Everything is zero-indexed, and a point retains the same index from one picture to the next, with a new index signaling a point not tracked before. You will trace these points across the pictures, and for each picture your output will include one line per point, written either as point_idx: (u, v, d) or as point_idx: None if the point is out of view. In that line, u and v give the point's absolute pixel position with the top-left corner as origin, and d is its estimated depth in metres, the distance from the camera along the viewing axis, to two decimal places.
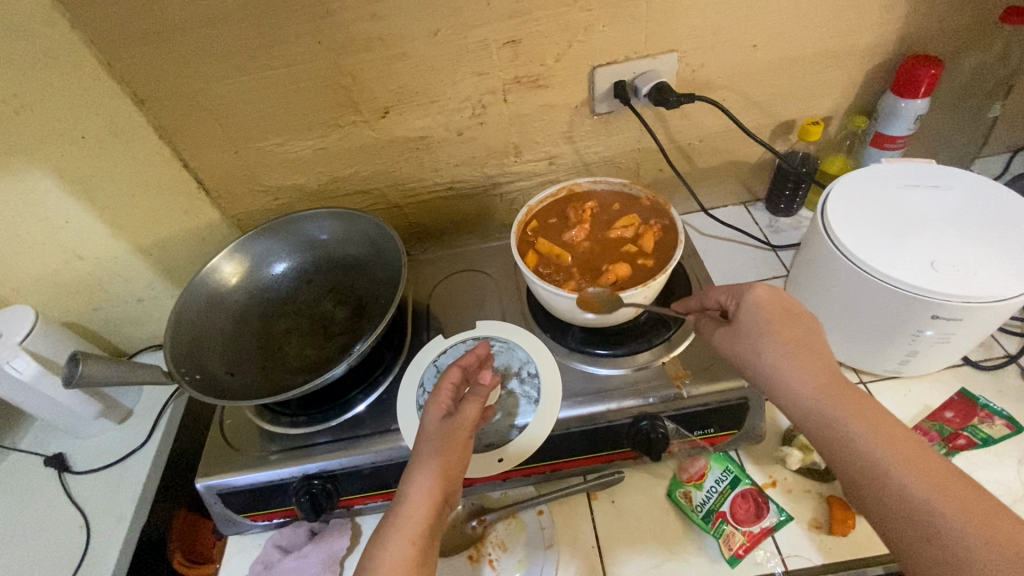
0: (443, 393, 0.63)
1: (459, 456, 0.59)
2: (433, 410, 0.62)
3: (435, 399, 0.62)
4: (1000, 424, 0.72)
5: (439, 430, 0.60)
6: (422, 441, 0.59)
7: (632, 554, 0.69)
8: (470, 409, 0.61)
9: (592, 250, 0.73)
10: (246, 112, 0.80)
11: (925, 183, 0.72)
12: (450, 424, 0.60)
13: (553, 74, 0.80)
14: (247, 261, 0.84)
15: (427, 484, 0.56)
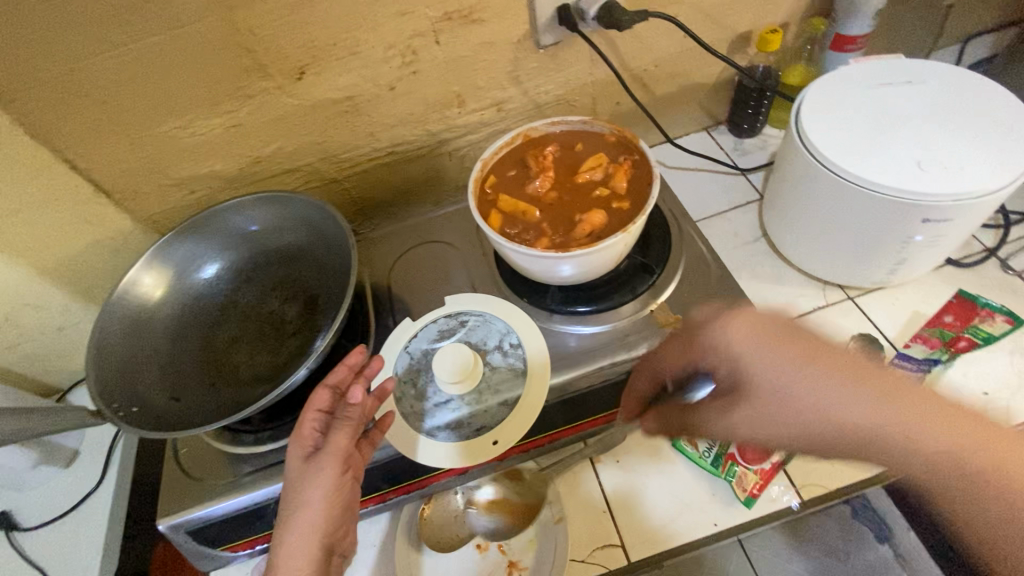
0: (303, 428, 0.56)
1: (333, 494, 0.54)
2: (296, 450, 0.56)
3: (296, 438, 0.56)
4: (1000, 321, 0.69)
5: (304, 473, 0.54)
6: (288, 489, 0.54)
7: (647, 511, 0.66)
8: (337, 440, 0.55)
9: (561, 200, 0.65)
10: (131, 93, 0.67)
11: (897, 80, 0.68)
12: (314, 463, 0.54)
13: (486, 5, 0.70)
14: (170, 269, 0.73)
15: (300, 539, 0.52)
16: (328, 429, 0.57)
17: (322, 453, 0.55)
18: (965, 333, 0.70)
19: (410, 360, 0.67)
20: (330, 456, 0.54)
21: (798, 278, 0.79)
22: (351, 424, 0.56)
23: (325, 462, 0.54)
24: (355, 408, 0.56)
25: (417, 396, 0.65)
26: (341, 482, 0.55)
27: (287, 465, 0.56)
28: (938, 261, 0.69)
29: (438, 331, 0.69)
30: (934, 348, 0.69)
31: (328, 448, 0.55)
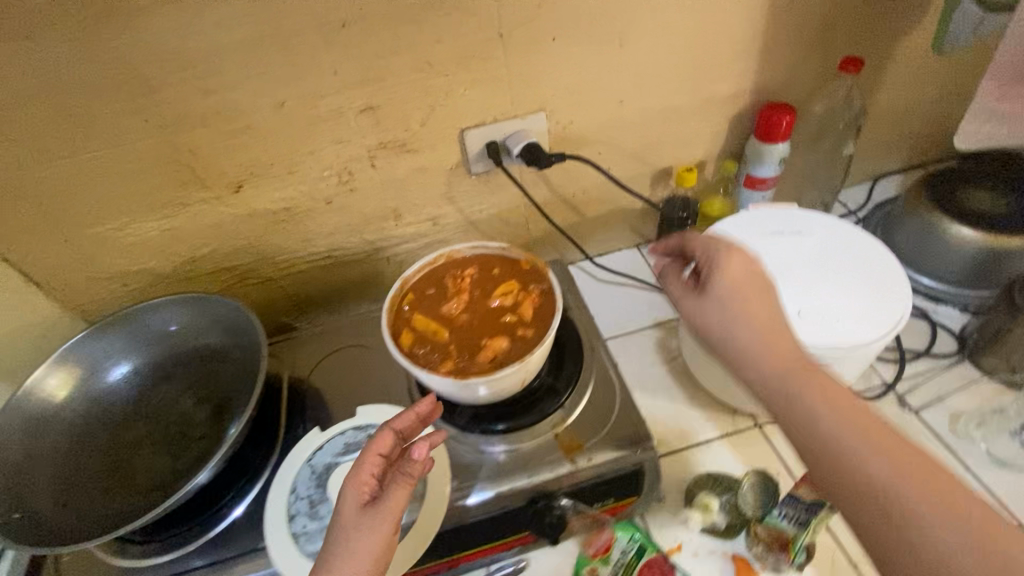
0: (362, 475, 0.53)
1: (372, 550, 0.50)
2: (352, 494, 0.52)
3: (357, 482, 0.53)
4: None
5: (354, 529, 0.50)
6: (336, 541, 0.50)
7: None
8: (392, 496, 0.51)
9: (471, 322, 0.68)
10: (71, 197, 0.70)
11: (788, 230, 0.74)
12: (367, 513, 0.51)
13: (419, 138, 0.77)
14: (81, 365, 0.72)
15: None
16: (387, 479, 0.54)
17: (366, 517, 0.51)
18: None
19: (312, 473, 0.67)
20: (385, 509, 0.51)
21: (710, 402, 0.81)
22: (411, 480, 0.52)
23: (378, 519, 0.51)
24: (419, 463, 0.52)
25: (311, 515, 0.64)
26: (390, 542, 0.51)
27: (338, 504, 0.53)
28: None
29: (344, 445, 0.69)
30: None
31: (380, 499, 0.52)
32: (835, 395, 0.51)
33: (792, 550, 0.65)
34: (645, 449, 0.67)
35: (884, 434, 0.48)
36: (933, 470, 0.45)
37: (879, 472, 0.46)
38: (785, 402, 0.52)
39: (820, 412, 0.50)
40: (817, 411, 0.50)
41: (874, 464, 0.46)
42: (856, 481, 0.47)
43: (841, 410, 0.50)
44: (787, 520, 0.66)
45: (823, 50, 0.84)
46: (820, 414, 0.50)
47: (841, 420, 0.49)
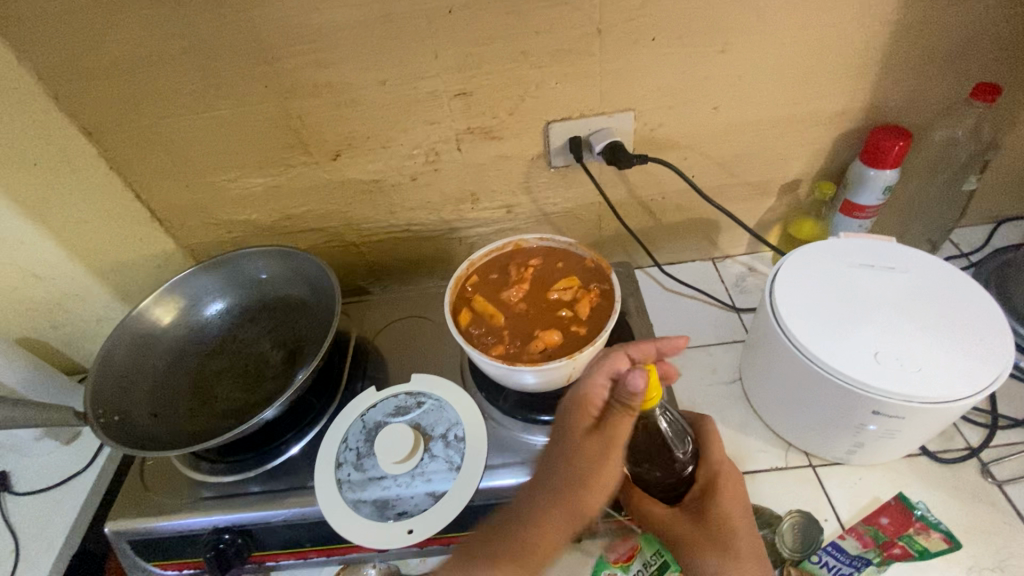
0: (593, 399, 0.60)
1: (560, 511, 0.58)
2: (574, 412, 0.61)
3: (586, 398, 0.60)
4: (937, 538, 0.66)
5: (579, 446, 0.59)
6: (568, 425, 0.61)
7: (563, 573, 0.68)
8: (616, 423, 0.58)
9: (527, 312, 0.70)
10: (197, 149, 0.79)
11: (881, 264, 0.69)
12: (602, 441, 0.58)
13: (506, 126, 0.79)
14: (184, 299, 0.82)
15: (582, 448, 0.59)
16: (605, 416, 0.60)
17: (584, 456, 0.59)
18: (899, 541, 0.66)
19: (362, 428, 0.72)
20: (609, 437, 0.58)
21: (762, 432, 0.78)
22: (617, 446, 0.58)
23: (606, 445, 0.58)
24: (634, 392, 0.54)
25: (356, 466, 0.69)
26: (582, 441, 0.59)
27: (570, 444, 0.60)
28: (901, 451, 0.67)
29: (395, 407, 0.74)
30: (866, 547, 0.66)
31: (619, 437, 0.58)
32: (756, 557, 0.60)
33: None
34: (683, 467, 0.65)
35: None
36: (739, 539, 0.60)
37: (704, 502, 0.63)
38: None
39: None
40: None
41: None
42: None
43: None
44: (827, 570, 0.65)
45: (954, 73, 0.76)
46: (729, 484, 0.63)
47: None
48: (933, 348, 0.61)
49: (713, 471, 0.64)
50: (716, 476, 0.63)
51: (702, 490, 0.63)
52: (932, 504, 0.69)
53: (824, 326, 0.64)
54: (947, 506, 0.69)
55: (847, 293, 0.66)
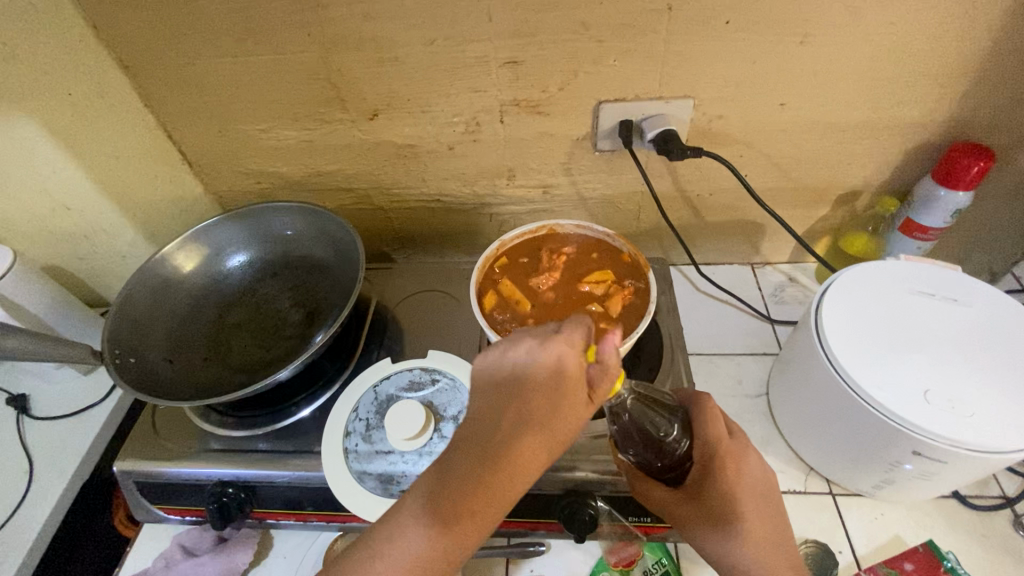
0: (567, 353, 0.45)
1: (506, 494, 0.44)
2: (540, 356, 0.45)
3: (555, 343, 0.45)
4: None
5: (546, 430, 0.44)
6: (512, 405, 0.44)
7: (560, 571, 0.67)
8: (574, 382, 0.45)
9: (555, 302, 0.68)
10: (232, 93, 0.76)
11: (942, 294, 0.64)
12: (555, 418, 0.44)
13: (555, 102, 0.74)
14: (208, 248, 0.81)
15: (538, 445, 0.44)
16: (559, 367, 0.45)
17: (534, 430, 0.44)
18: None
19: (374, 399, 0.71)
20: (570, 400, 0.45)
21: (783, 452, 0.75)
22: (575, 422, 0.45)
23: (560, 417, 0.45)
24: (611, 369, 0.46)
25: (364, 437, 0.68)
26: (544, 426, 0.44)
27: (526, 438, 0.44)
28: (933, 494, 0.64)
29: (408, 381, 0.72)
30: None
31: (586, 406, 0.45)
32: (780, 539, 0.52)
33: None
34: None
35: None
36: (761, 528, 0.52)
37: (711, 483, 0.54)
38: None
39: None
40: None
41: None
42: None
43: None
44: None
45: None
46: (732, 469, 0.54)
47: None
48: (989, 393, 0.56)
49: (709, 450, 0.54)
50: (710, 457, 0.54)
51: (701, 469, 0.54)
52: (958, 551, 0.66)
53: (870, 355, 0.59)
54: (973, 555, 0.65)
55: (899, 322, 0.62)
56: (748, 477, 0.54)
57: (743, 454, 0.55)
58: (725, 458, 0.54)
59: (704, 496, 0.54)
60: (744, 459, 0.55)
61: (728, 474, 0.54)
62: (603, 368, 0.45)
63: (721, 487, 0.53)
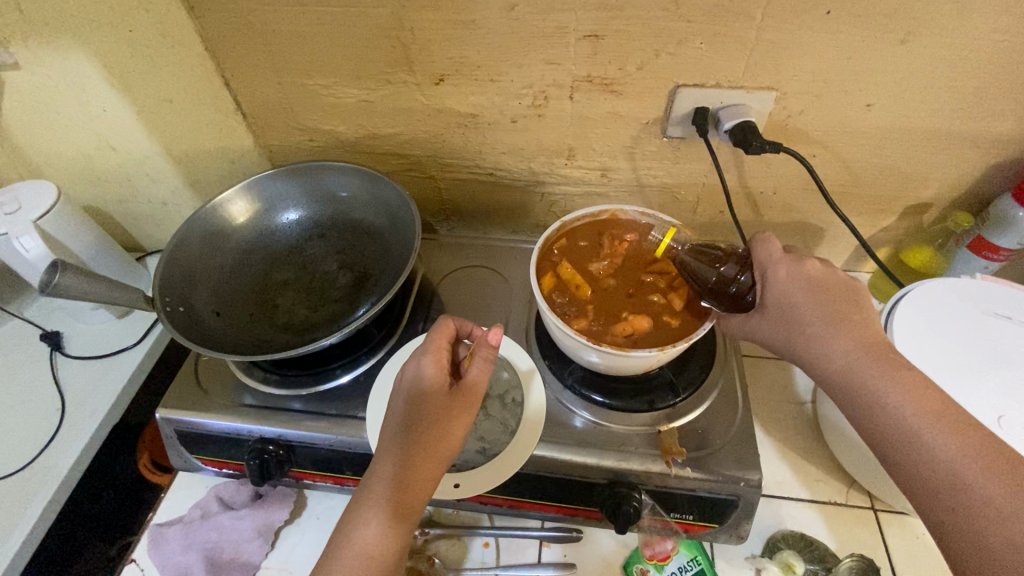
0: (441, 357, 0.57)
1: (428, 478, 0.53)
2: (433, 367, 0.56)
3: (434, 352, 0.57)
4: None
5: (454, 412, 0.54)
6: (419, 409, 0.54)
7: (593, 558, 0.67)
8: (471, 373, 0.56)
9: (614, 289, 0.66)
10: (296, 45, 0.74)
11: (1019, 319, 0.62)
12: (458, 407, 0.55)
13: (630, 81, 0.71)
14: (258, 201, 0.80)
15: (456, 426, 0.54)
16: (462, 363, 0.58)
17: (440, 422, 0.54)
18: None
19: None
20: (468, 391, 0.55)
21: (825, 461, 0.74)
22: (473, 410, 0.56)
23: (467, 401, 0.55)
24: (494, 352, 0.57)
25: None
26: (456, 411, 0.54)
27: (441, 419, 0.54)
28: None
29: None
30: None
31: (479, 392, 0.56)
32: (847, 321, 0.55)
33: None
34: (750, 484, 0.61)
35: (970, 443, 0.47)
36: (849, 323, 0.55)
37: (783, 294, 0.57)
38: (853, 386, 0.53)
39: (896, 407, 0.50)
40: (905, 421, 0.49)
41: (894, 403, 0.50)
42: (919, 483, 0.48)
43: (918, 402, 0.50)
44: None
45: None
46: (793, 288, 0.57)
47: (946, 439, 0.48)
48: None
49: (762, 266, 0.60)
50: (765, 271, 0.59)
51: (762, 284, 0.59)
52: None
53: (943, 372, 0.57)
54: None
55: (973, 341, 0.60)
56: (804, 281, 0.57)
57: (791, 264, 0.58)
58: (773, 272, 0.58)
59: (770, 301, 0.58)
60: (794, 269, 0.58)
61: (778, 284, 0.58)
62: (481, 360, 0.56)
63: (785, 291, 0.57)
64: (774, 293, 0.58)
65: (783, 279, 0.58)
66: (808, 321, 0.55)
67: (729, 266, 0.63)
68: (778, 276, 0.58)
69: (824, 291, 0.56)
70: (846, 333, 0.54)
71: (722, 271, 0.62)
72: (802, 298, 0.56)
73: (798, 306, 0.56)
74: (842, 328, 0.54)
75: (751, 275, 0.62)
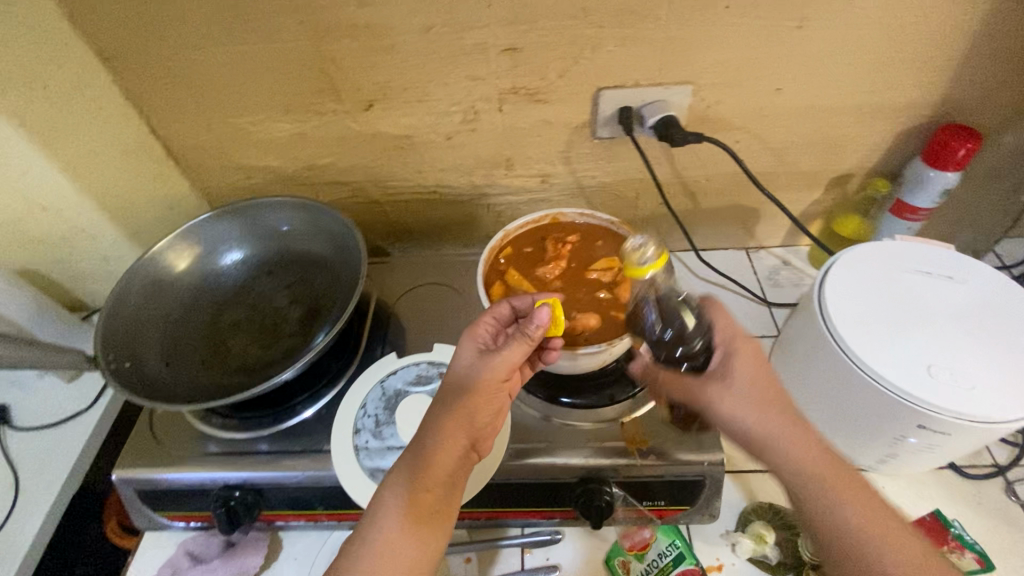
0: (480, 332, 0.58)
1: (453, 448, 0.53)
2: (471, 347, 0.58)
3: (474, 329, 0.58)
4: (971, 559, 0.64)
5: (482, 385, 0.54)
6: (452, 382, 0.56)
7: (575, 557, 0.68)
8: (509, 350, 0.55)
9: (562, 291, 0.68)
10: (220, 85, 0.74)
11: (937, 272, 0.66)
12: (487, 382, 0.54)
13: (554, 89, 0.73)
14: (200, 246, 0.79)
15: (482, 400, 0.54)
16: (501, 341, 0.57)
17: (461, 411, 0.53)
18: None
19: (382, 395, 0.70)
20: (500, 370, 0.54)
21: None
22: (504, 384, 0.55)
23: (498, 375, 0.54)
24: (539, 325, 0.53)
25: (374, 434, 0.67)
26: (486, 385, 0.54)
27: (469, 391, 0.54)
28: (932, 466, 0.66)
29: (416, 376, 0.72)
30: None
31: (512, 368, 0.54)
32: (775, 397, 0.56)
33: None
34: (714, 463, 0.63)
35: (893, 538, 0.49)
36: (781, 400, 0.56)
37: (725, 363, 0.58)
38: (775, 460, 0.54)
39: (817, 481, 0.52)
40: (823, 496, 0.51)
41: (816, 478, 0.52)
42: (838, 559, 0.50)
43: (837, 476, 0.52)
44: None
45: None
46: (737, 355, 0.58)
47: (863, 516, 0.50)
48: (987, 365, 0.58)
49: (730, 328, 0.59)
50: (729, 336, 0.58)
51: (723, 351, 0.58)
52: (956, 521, 0.68)
53: (874, 332, 0.61)
54: (967, 522, 0.69)
55: (899, 299, 0.63)
56: (750, 352, 0.58)
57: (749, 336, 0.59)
58: (737, 341, 0.58)
59: (721, 379, 0.57)
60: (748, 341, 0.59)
61: (739, 351, 0.58)
62: (522, 335, 0.54)
63: (737, 360, 0.57)
64: (722, 359, 0.58)
65: (728, 346, 0.58)
66: (738, 393, 0.56)
67: (694, 324, 0.58)
68: (726, 341, 0.58)
69: (757, 367, 0.57)
70: (775, 408, 0.55)
71: (688, 328, 0.58)
72: (743, 368, 0.57)
73: (736, 374, 0.57)
74: (771, 403, 0.56)
75: (707, 342, 0.59)
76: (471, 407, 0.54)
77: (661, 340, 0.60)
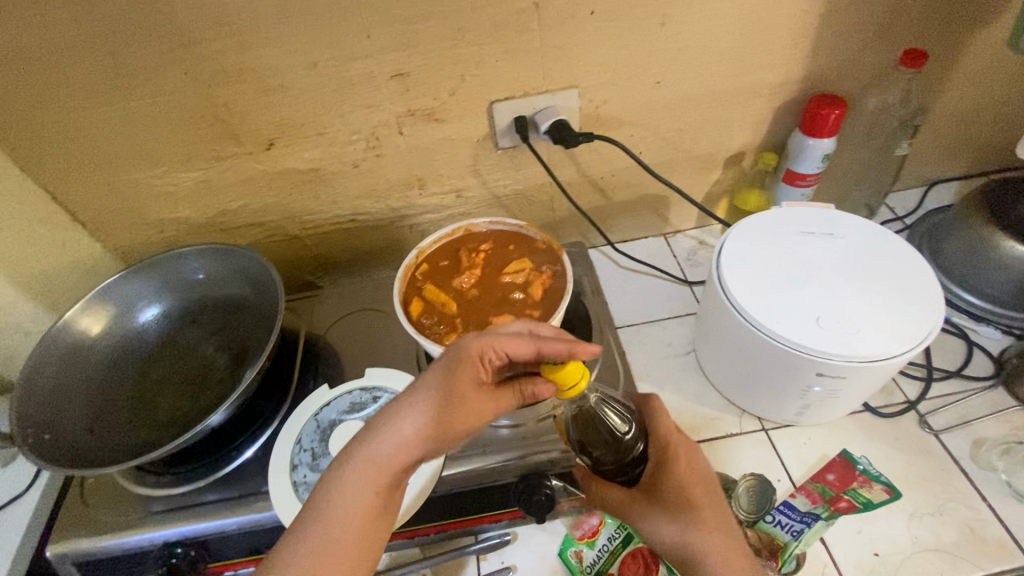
0: (514, 345, 0.52)
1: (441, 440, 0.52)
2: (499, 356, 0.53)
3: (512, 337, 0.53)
4: (878, 489, 0.68)
5: (484, 399, 0.54)
6: (465, 381, 0.52)
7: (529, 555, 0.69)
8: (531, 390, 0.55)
9: (479, 298, 0.70)
10: (115, 144, 0.74)
11: (820, 231, 0.71)
12: (490, 400, 0.54)
13: (448, 107, 0.76)
14: (118, 305, 0.78)
15: (480, 409, 0.54)
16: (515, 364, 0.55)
17: (467, 403, 0.53)
18: (845, 495, 0.69)
19: (317, 428, 0.70)
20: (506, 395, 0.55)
21: (717, 400, 0.80)
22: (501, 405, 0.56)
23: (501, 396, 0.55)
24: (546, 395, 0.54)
25: (311, 467, 0.67)
26: (490, 401, 0.54)
27: (474, 398, 0.53)
28: (845, 410, 0.70)
29: (350, 404, 0.72)
30: (815, 504, 0.68)
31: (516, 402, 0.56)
32: (700, 505, 0.59)
33: (781, 558, 0.64)
34: None
35: None
36: (706, 497, 0.60)
37: (658, 472, 0.62)
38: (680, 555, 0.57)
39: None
40: None
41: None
42: None
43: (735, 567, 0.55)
44: (782, 530, 0.66)
45: (881, 43, 0.79)
46: (669, 458, 0.62)
47: None
48: (869, 309, 0.63)
49: (663, 445, 0.62)
50: (662, 451, 0.62)
51: (656, 464, 0.62)
52: (876, 459, 0.73)
53: (767, 294, 0.65)
54: (888, 457, 0.73)
55: (788, 260, 0.68)
56: (682, 454, 0.62)
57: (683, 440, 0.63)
58: (671, 448, 0.62)
59: (658, 491, 0.60)
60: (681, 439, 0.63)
61: (671, 472, 0.61)
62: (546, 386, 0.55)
63: (671, 478, 0.61)
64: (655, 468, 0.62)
65: (665, 438, 0.63)
66: (661, 512, 0.59)
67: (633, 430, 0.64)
68: (664, 434, 0.63)
69: (687, 460, 0.62)
70: (696, 505, 0.59)
71: (625, 444, 0.63)
72: (672, 481, 0.60)
73: (664, 488, 0.60)
74: (694, 493, 0.59)
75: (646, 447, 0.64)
76: (471, 412, 0.53)
77: (601, 450, 0.64)
